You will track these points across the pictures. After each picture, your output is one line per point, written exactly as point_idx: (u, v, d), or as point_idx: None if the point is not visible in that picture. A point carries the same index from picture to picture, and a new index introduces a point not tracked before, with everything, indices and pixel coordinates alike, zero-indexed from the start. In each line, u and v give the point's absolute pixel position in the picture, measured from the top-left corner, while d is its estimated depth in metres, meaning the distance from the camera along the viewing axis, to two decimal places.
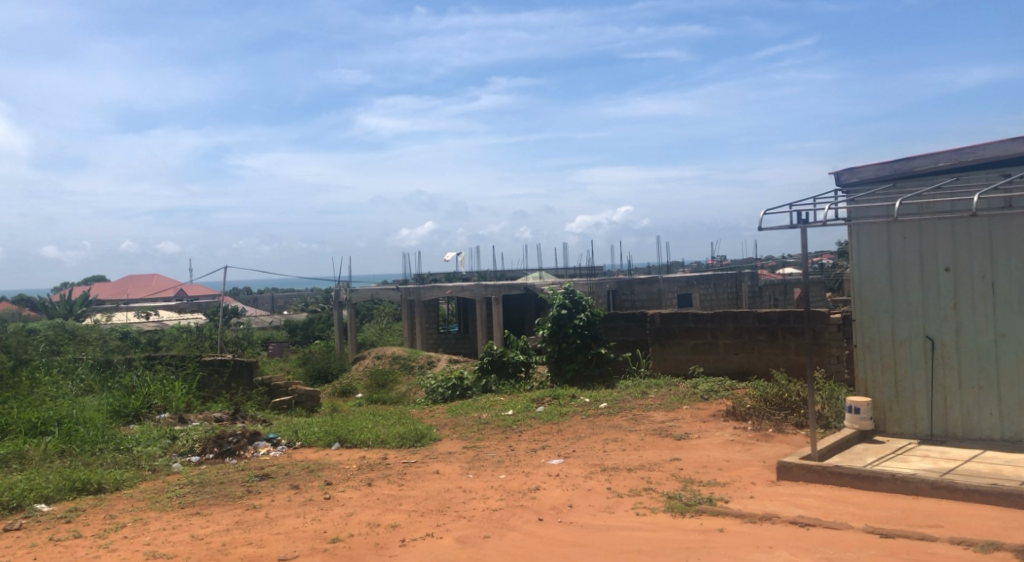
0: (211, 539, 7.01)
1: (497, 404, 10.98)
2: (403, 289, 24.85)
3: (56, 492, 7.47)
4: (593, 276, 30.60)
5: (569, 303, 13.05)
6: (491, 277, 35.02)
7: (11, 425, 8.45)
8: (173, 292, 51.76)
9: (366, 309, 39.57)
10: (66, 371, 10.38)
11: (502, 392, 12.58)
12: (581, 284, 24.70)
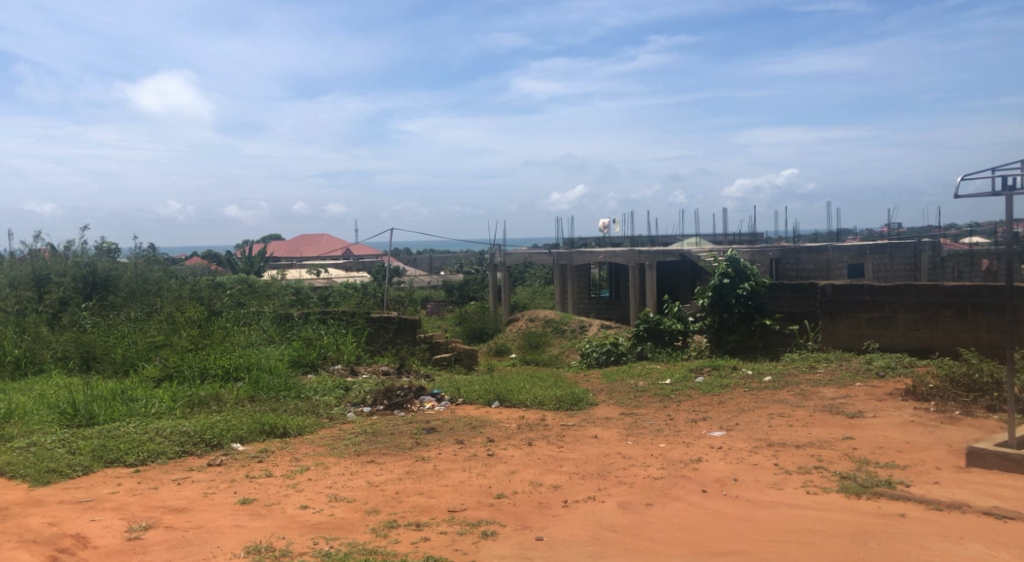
0: (386, 486, 7.41)
1: (654, 372, 10.92)
2: (556, 253, 25.16)
3: (249, 433, 8.14)
4: (752, 243, 29.60)
5: (731, 272, 12.71)
6: (644, 242, 34.76)
7: (208, 368, 9.24)
8: (336, 251, 54.93)
9: (520, 272, 40.35)
10: (251, 321, 11.24)
11: (659, 360, 12.56)
12: (741, 251, 23.92)
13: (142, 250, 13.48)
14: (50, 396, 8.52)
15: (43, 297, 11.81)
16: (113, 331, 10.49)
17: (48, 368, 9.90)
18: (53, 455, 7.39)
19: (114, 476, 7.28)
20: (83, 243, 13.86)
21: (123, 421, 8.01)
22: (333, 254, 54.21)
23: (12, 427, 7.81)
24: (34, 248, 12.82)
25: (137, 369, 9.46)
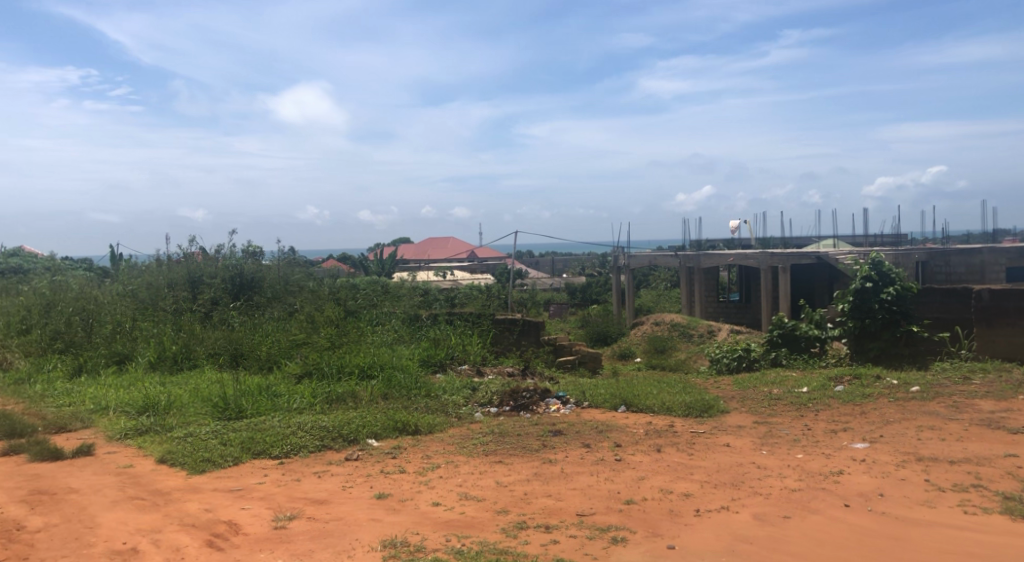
0: (515, 487, 7.46)
1: (789, 380, 10.48)
2: (682, 255, 24.67)
3: (383, 430, 8.42)
4: (896, 244, 27.96)
5: (875, 276, 12.00)
6: (774, 244, 33.54)
7: (344, 365, 9.62)
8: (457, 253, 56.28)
9: (644, 275, 39.84)
10: (383, 321, 11.65)
11: (795, 367, 12.07)
12: (886, 254, 22.62)
13: (283, 253, 14.19)
14: (203, 390, 9.12)
15: (196, 296, 12.64)
16: (258, 329, 11.10)
17: (201, 363, 10.48)
18: (207, 445, 7.90)
19: (261, 467, 7.71)
20: (231, 247, 14.78)
21: (268, 415, 8.46)
22: (455, 257, 55.55)
23: (172, 418, 8.42)
24: (189, 252, 13.78)
25: (279, 366, 9.98)
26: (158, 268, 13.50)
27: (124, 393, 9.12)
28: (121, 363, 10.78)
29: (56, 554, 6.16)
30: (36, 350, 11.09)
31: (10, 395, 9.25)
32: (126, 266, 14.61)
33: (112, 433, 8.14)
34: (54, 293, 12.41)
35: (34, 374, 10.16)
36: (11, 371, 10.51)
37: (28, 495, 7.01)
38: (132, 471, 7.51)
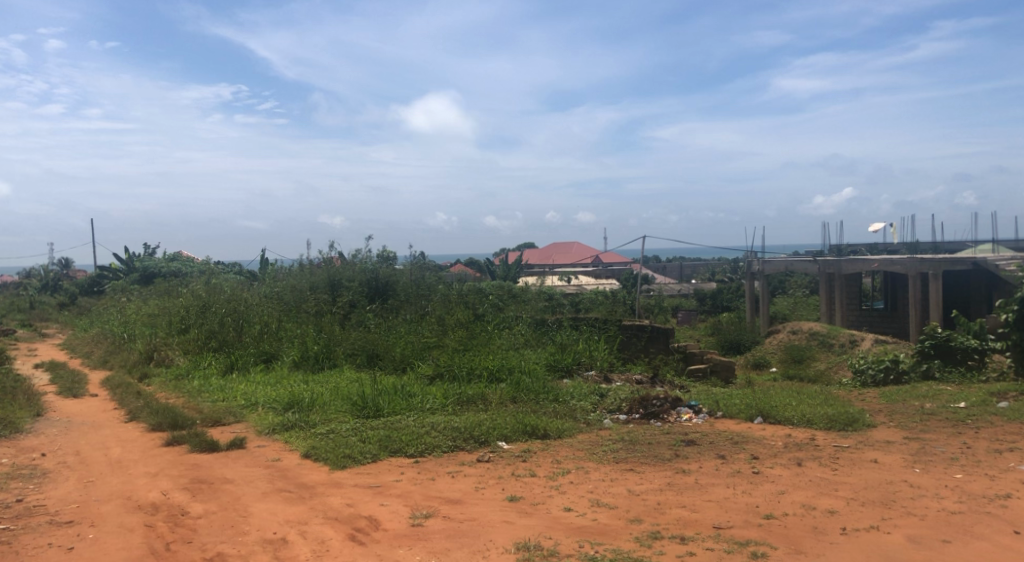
0: (647, 496, 7.33)
1: (944, 394, 9.81)
2: (821, 261, 23.51)
3: (513, 433, 8.49)
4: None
5: None
6: (923, 249, 31.41)
7: (474, 368, 9.78)
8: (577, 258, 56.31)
9: (780, 281, 38.31)
10: (511, 325, 11.79)
11: (950, 381, 11.33)
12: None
13: (414, 258, 14.61)
14: (343, 389, 9.52)
15: (335, 299, 13.21)
16: (392, 332, 11.46)
17: (339, 362, 10.88)
18: (348, 441, 8.23)
19: (398, 465, 7.95)
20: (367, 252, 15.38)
21: (404, 414, 8.71)
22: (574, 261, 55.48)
23: (315, 415, 8.83)
24: (328, 257, 14.46)
25: (412, 367, 10.27)
26: (300, 272, 14.23)
27: (272, 390, 9.65)
28: (269, 361, 11.20)
29: (215, 540, 6.56)
30: (193, 348, 11.80)
31: (172, 389, 9.99)
32: (272, 272, 15.51)
33: (262, 427, 8.62)
34: (209, 294, 13.32)
35: (192, 371, 10.87)
36: (172, 367, 11.35)
37: (189, 483, 7.52)
38: (280, 464, 7.91)
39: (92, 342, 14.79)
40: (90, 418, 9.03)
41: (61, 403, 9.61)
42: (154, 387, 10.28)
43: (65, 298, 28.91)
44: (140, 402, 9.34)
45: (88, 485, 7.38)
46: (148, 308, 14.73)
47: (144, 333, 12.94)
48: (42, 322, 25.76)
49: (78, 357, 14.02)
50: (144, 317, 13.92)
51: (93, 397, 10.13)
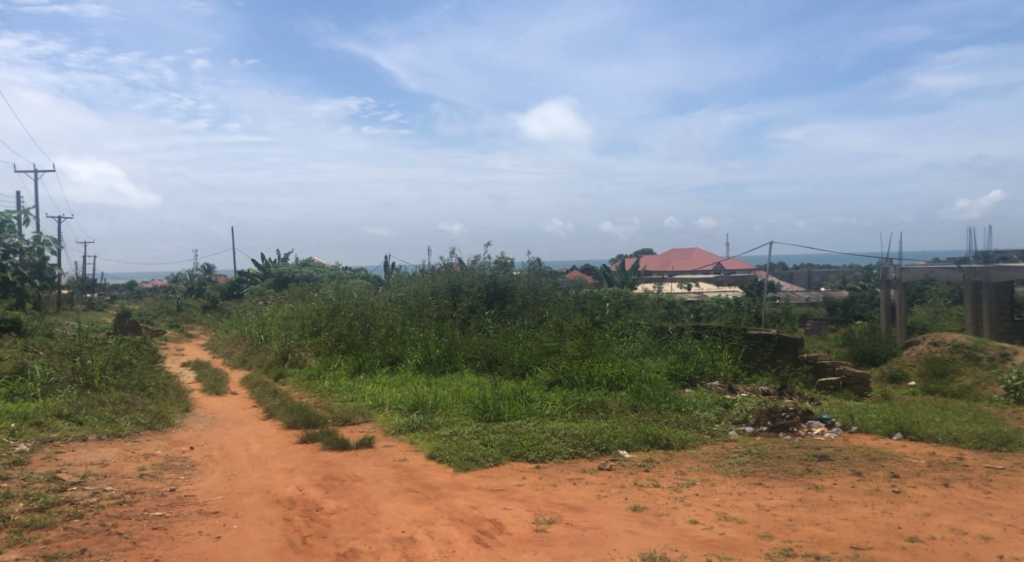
0: (778, 512, 7.01)
1: None
2: (968, 268, 21.89)
3: (635, 442, 8.41)
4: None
5: None
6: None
7: (593, 376, 9.87)
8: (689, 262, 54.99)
9: (917, 288, 35.98)
10: (630, 332, 11.83)
11: None
12: None
13: (532, 263, 14.77)
14: (464, 392, 9.74)
15: (455, 303, 13.58)
16: (511, 337, 11.69)
17: (461, 366, 11.22)
18: (471, 444, 8.36)
19: (520, 469, 8.00)
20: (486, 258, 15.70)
21: (524, 419, 8.79)
22: None
23: (439, 417, 9.05)
24: (449, 262, 14.89)
25: (531, 373, 10.48)
26: (422, 277, 14.71)
27: (397, 392, 9.97)
28: (394, 363, 11.68)
29: (349, 536, 6.79)
30: (323, 349, 12.40)
31: (306, 389, 10.59)
32: (396, 278, 16.10)
33: (389, 427, 8.91)
34: (338, 299, 14.03)
35: (324, 371, 11.43)
36: (304, 367, 11.95)
37: (323, 479, 7.84)
38: (406, 464, 8.13)
39: (233, 342, 15.82)
40: (232, 415, 9.63)
41: (207, 400, 10.33)
42: (288, 387, 10.94)
43: (207, 300, 31.02)
44: (276, 401, 9.89)
45: (232, 478, 7.83)
46: (282, 310, 15.61)
47: (279, 334, 13.72)
48: (188, 323, 27.71)
49: (220, 356, 15.03)
50: (278, 319, 14.78)
51: (234, 395, 10.84)
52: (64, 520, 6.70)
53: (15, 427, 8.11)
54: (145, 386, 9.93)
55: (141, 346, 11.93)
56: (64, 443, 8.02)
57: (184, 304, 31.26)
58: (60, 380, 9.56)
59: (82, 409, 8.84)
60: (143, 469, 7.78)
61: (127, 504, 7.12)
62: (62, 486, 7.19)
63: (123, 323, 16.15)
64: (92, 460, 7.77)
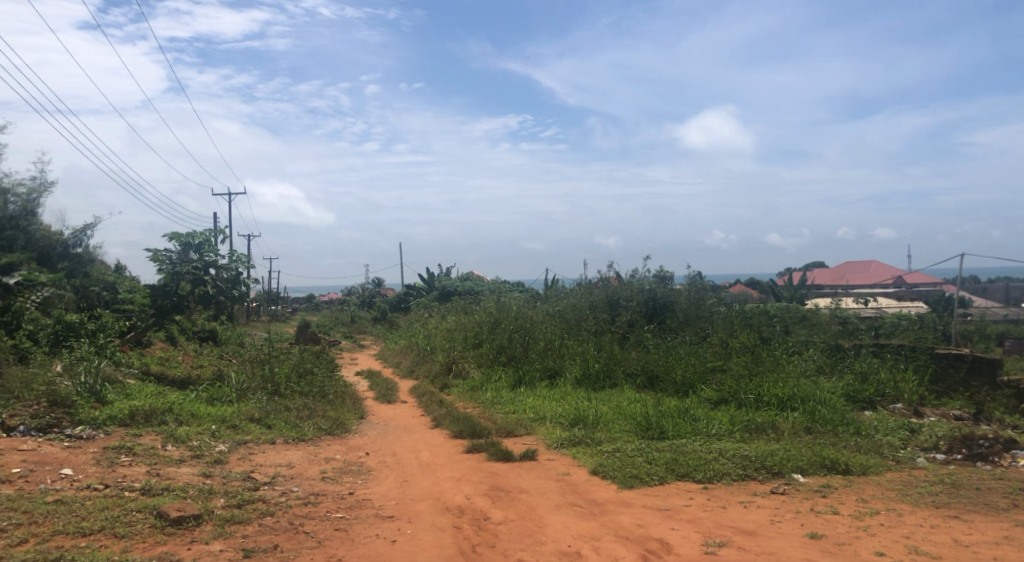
0: (980, 550, 6.32)
1: None
2: None
3: (810, 465, 8.02)
4: None
5: None
6: None
7: (763, 395, 9.79)
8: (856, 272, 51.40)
9: None
10: (801, 349, 11.83)
11: None
12: None
13: (692, 277, 14.55)
14: (626, 409, 9.77)
15: (614, 318, 13.68)
16: (672, 353, 11.70)
17: (621, 382, 11.37)
18: (634, 462, 8.25)
19: (686, 490, 7.77)
20: (645, 271, 15.63)
21: (689, 439, 8.66)
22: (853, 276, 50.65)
23: (601, 433, 9.08)
24: (606, 276, 15.00)
25: (695, 391, 10.57)
26: (581, 292, 14.92)
27: (558, 406, 10.15)
28: (553, 377, 11.90)
29: (516, 547, 6.81)
30: (486, 361, 12.83)
31: (470, 400, 11.03)
32: (555, 292, 16.44)
33: (551, 441, 9.01)
34: (499, 313, 14.55)
35: (486, 383, 11.82)
36: (468, 379, 12.37)
37: (489, 490, 7.96)
38: (570, 479, 8.11)
39: (401, 352, 16.65)
40: (403, 423, 10.15)
41: (379, 408, 10.98)
42: (453, 397, 11.43)
43: (378, 312, 32.80)
44: (442, 411, 10.36)
45: (404, 484, 8.14)
46: (445, 323, 16.30)
47: (443, 346, 14.32)
48: (360, 332, 29.46)
49: (390, 366, 15.86)
50: (442, 332, 15.44)
51: (403, 403, 11.45)
52: (259, 516, 7.17)
53: (215, 428, 8.97)
54: (325, 394, 10.79)
55: (320, 356, 12.88)
56: (256, 445, 8.72)
57: (359, 316, 33.30)
58: (251, 385, 10.56)
59: (271, 414, 9.65)
60: (325, 472, 8.27)
61: (311, 504, 7.55)
62: (255, 485, 7.74)
63: (303, 334, 17.43)
64: (280, 462, 8.37)
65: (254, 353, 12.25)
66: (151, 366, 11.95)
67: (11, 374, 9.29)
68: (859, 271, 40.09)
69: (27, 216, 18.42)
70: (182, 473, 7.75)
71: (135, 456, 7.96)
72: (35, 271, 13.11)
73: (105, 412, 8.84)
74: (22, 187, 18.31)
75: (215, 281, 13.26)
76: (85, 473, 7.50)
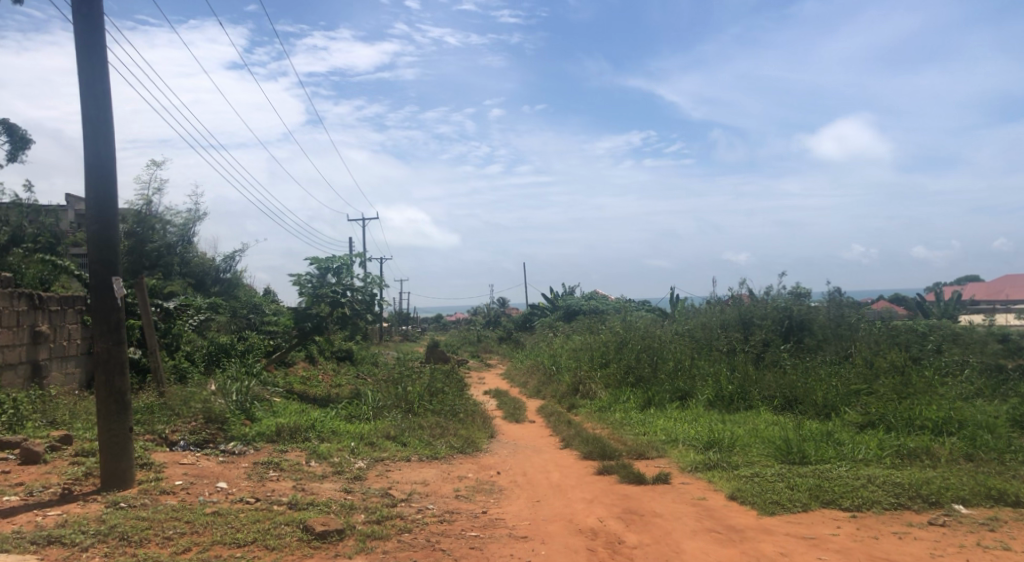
0: None
1: None
2: None
3: (973, 496, 7.44)
4: None
5: None
6: None
7: (915, 420, 9.27)
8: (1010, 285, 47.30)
9: None
10: (956, 370, 11.11)
11: None
12: None
13: (831, 293, 13.96)
14: (764, 432, 9.47)
15: (748, 337, 13.32)
16: (812, 374, 11.33)
17: (758, 405, 10.99)
18: (775, 488, 7.89)
19: (833, 518, 7.29)
20: (780, 288, 15.14)
21: (834, 464, 8.26)
22: None
23: (737, 457, 8.80)
24: (737, 294, 14.63)
25: (839, 413, 10.19)
26: (711, 310, 14.60)
27: (689, 428, 9.96)
28: (684, 398, 11.66)
29: None
30: (614, 382, 12.69)
31: (598, 420, 11.02)
32: (683, 311, 16.22)
33: (685, 464, 8.82)
34: (626, 332, 14.47)
35: (614, 404, 11.75)
36: (595, 399, 12.32)
37: (622, 512, 7.77)
38: (706, 504, 7.83)
39: (527, 372, 16.79)
40: (533, 443, 10.23)
41: (509, 428, 11.12)
42: (581, 417, 11.44)
43: (504, 332, 33.28)
44: (571, 431, 10.36)
45: (536, 504, 8.11)
46: (571, 343, 16.38)
47: (569, 366, 14.36)
48: (486, 352, 30.01)
49: (517, 385, 16.04)
50: (568, 352, 15.52)
51: (532, 423, 11.56)
52: (397, 532, 7.28)
53: (354, 445, 9.33)
54: (456, 412, 11.02)
55: (449, 374, 13.21)
56: (392, 463, 8.99)
57: (484, 336, 33.92)
58: (387, 404, 10.99)
59: (405, 432, 9.95)
60: (459, 490, 8.39)
61: (446, 522, 7.61)
62: (393, 502, 7.92)
63: (434, 353, 17.88)
64: (416, 479, 8.57)
65: (387, 374, 12.72)
66: (294, 384, 12.61)
67: (174, 393, 10.08)
68: (1017, 286, 36.95)
69: (185, 245, 20.11)
70: (325, 489, 8.06)
71: (282, 472, 8.38)
72: (192, 296, 14.24)
73: (255, 429, 9.40)
74: (180, 218, 20.04)
75: (352, 302, 13.84)
76: (238, 487, 7.94)
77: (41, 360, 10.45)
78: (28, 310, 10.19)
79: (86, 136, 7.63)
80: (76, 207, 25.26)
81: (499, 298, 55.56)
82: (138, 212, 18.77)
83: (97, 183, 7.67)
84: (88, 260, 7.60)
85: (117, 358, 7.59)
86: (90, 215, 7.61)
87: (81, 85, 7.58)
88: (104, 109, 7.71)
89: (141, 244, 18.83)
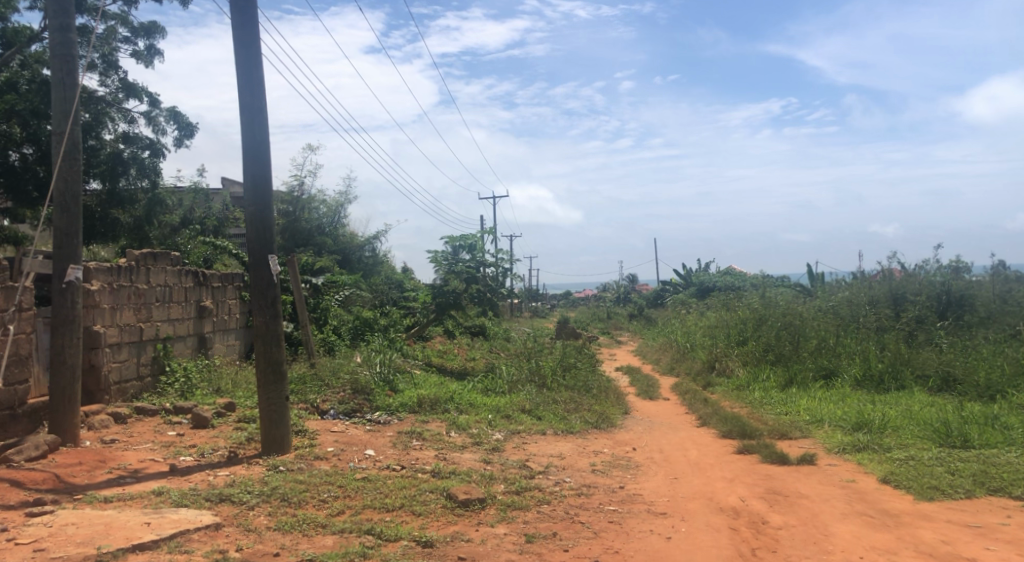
0: None
1: None
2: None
3: None
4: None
5: None
6: None
7: None
8: None
9: None
10: None
11: None
12: None
13: (994, 267, 13.08)
14: (919, 413, 9.03)
15: (898, 314, 12.66)
16: (972, 353, 10.79)
17: (910, 385, 10.54)
18: (933, 472, 7.46)
19: (1002, 507, 6.79)
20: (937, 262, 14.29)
21: (1002, 450, 7.73)
22: None
23: (890, 439, 8.40)
24: (887, 269, 13.90)
25: (1004, 395, 9.67)
26: (859, 285, 13.94)
27: (835, 409, 9.58)
28: (828, 377, 11.25)
29: (801, 554, 6.21)
30: (752, 359, 12.43)
31: (736, 398, 10.84)
32: (828, 287, 15.61)
33: (832, 445, 8.50)
34: (765, 307, 14.10)
35: (753, 382, 11.50)
36: (732, 378, 12.12)
37: (765, 493, 7.54)
38: (857, 487, 7.49)
39: (660, 348, 16.63)
40: (668, 420, 10.17)
41: (644, 404, 11.11)
42: (719, 395, 11.30)
43: (635, 308, 33.01)
44: (709, 409, 10.23)
45: (674, 481, 8.02)
46: (706, 320, 16.14)
47: (705, 343, 14.17)
48: (617, 328, 29.97)
49: (649, 361, 15.96)
50: (703, 329, 15.28)
51: (667, 400, 11.52)
52: (536, 503, 7.37)
53: (491, 418, 9.58)
54: (590, 387, 11.11)
55: (582, 351, 13.32)
56: (529, 435, 9.16)
57: (615, 314, 33.85)
58: (522, 378, 11.22)
59: (540, 406, 10.13)
60: (595, 465, 8.43)
61: (584, 495, 7.65)
62: (531, 474, 8.05)
63: (565, 330, 18.05)
64: (552, 453, 8.68)
65: (520, 348, 12.98)
66: (432, 358, 13.09)
67: (324, 365, 10.72)
68: None
69: (331, 224, 21.35)
70: (465, 459, 8.31)
71: (424, 441, 8.70)
72: (338, 273, 15.05)
73: (398, 400, 9.82)
74: (326, 199, 21.20)
75: (484, 279, 14.16)
76: (384, 454, 8.30)
77: (206, 332, 11.29)
78: (195, 286, 11.02)
79: (242, 122, 8.07)
80: (235, 193, 27.28)
81: (629, 274, 54.83)
82: (290, 195, 20.47)
83: (254, 167, 8.09)
84: (247, 239, 8.04)
85: (274, 331, 8.04)
86: (248, 198, 8.02)
87: (237, 75, 8.01)
88: (258, 95, 8.08)
89: (291, 224, 20.27)
